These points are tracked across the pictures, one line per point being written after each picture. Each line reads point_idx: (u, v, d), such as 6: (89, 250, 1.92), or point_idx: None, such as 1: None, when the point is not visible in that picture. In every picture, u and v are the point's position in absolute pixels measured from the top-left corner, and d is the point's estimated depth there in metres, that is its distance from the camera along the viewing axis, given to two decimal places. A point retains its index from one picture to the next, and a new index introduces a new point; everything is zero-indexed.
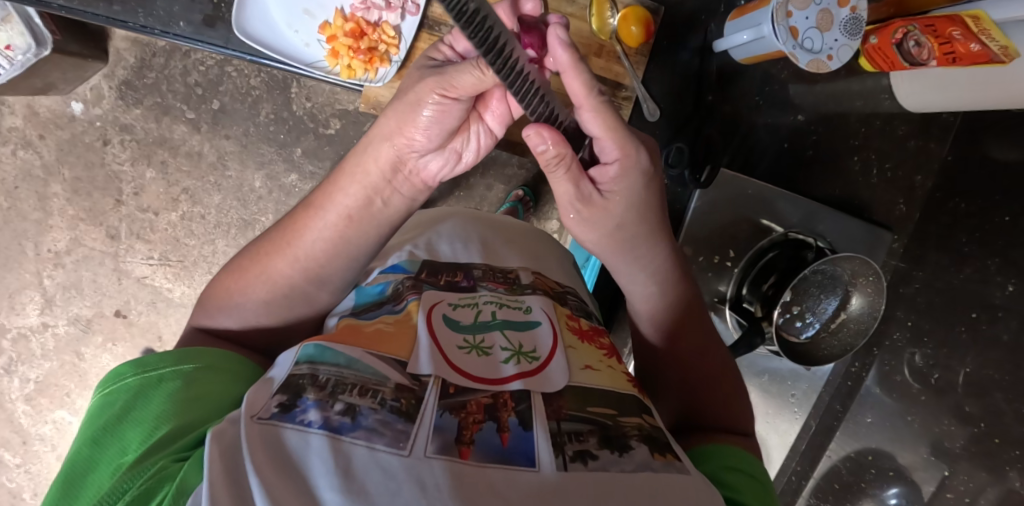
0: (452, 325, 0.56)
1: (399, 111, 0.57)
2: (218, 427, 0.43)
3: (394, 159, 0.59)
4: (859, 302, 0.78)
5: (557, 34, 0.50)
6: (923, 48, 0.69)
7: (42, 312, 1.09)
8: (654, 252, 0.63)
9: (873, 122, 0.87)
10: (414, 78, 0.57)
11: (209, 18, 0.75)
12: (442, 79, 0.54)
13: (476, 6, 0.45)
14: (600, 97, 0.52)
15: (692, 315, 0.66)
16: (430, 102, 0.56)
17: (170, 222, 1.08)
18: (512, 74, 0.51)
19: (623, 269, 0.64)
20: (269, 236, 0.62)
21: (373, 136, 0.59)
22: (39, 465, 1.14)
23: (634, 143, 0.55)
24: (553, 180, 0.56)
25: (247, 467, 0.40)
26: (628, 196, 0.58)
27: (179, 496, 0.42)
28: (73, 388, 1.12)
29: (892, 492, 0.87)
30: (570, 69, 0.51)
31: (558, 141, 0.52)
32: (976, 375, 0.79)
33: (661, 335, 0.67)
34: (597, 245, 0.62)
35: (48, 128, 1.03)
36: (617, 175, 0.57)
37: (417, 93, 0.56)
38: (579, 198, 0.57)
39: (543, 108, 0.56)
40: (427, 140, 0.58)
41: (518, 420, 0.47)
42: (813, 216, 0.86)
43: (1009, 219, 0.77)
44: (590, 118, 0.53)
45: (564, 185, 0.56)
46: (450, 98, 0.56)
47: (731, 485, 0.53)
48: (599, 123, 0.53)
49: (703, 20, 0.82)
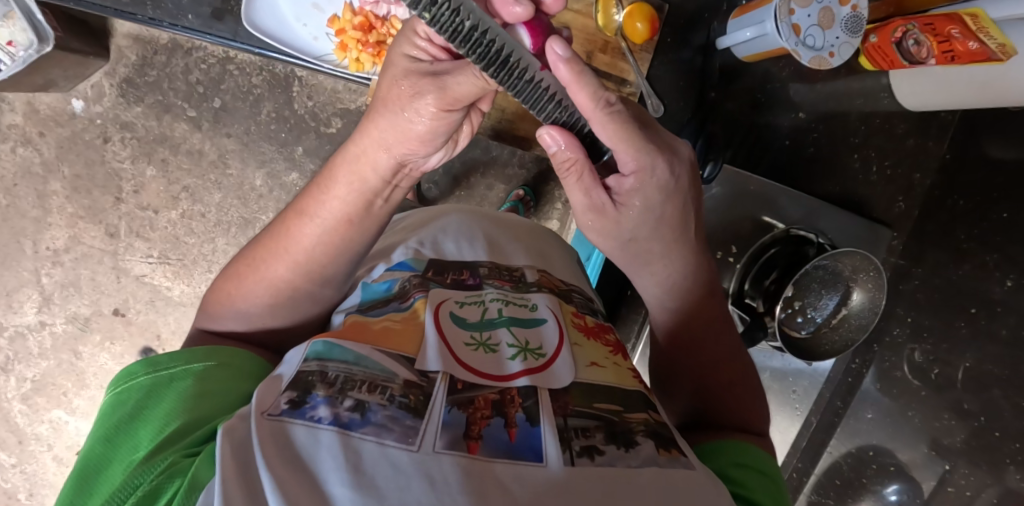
0: (458, 322, 0.56)
1: (393, 123, 0.55)
2: (228, 424, 0.43)
3: (393, 166, 0.57)
4: (859, 298, 0.79)
5: (556, 50, 0.49)
6: (922, 47, 0.70)
7: (39, 310, 1.09)
8: (671, 264, 0.63)
9: (873, 121, 0.88)
10: (402, 88, 0.54)
11: (217, 11, 0.76)
12: (443, 94, 0.52)
13: (473, 23, 0.46)
14: (608, 109, 0.51)
15: (712, 314, 0.66)
16: (429, 113, 0.54)
17: (170, 220, 1.07)
18: (519, 85, 0.51)
19: (640, 277, 0.65)
20: (262, 242, 0.61)
21: (365, 143, 0.56)
22: (34, 466, 1.13)
23: (649, 155, 0.54)
24: (566, 186, 0.57)
25: (258, 463, 0.40)
26: (643, 207, 0.58)
27: (190, 491, 0.42)
28: (70, 387, 1.11)
29: (891, 489, 0.88)
30: (573, 83, 0.50)
31: (570, 144, 0.54)
32: (976, 369, 0.79)
33: (678, 332, 0.66)
34: (613, 252, 0.63)
35: (48, 125, 1.03)
36: (631, 187, 0.56)
37: (408, 103, 0.54)
38: (591, 208, 0.58)
39: (559, 114, 0.56)
40: (428, 147, 0.57)
41: (525, 416, 0.47)
42: (814, 214, 0.87)
43: (1007, 217, 0.78)
44: (600, 130, 0.53)
45: (578, 194, 0.58)
46: (447, 109, 0.54)
47: (740, 482, 0.54)
48: (609, 136, 0.53)
49: (706, 18, 0.83)
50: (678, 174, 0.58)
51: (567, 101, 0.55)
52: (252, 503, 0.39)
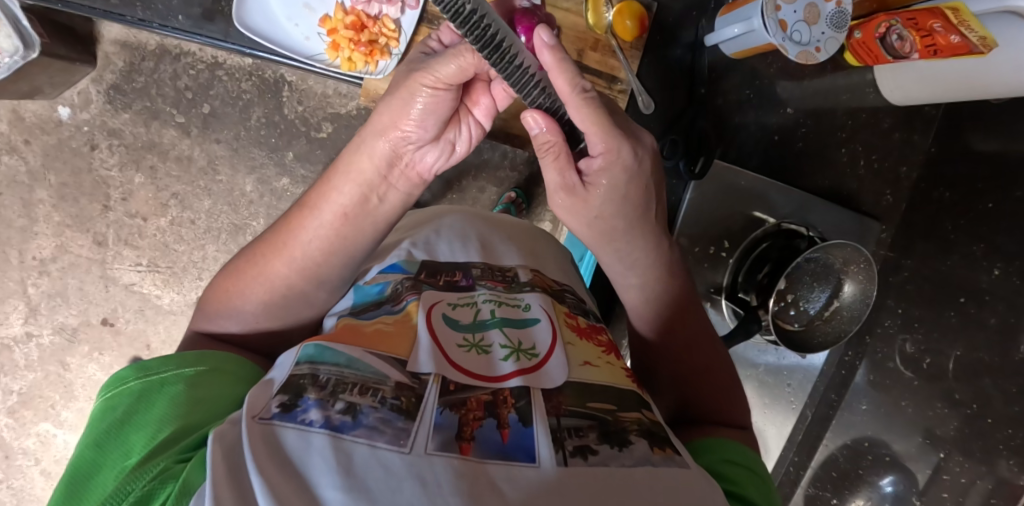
0: (451, 324, 0.55)
1: (391, 104, 0.59)
2: (219, 430, 0.43)
3: (389, 154, 0.60)
4: (851, 289, 0.80)
5: (541, 38, 0.51)
6: (906, 42, 0.72)
7: (26, 322, 1.07)
8: (636, 246, 0.64)
9: (860, 116, 0.90)
10: (404, 73, 0.58)
11: (208, 12, 0.77)
12: (429, 72, 0.56)
13: (473, 6, 0.46)
14: (585, 95, 0.54)
15: (687, 307, 0.68)
16: (421, 95, 0.57)
17: (160, 227, 1.07)
18: (508, 68, 0.52)
19: (609, 260, 0.66)
20: (265, 238, 0.62)
21: (368, 132, 0.60)
22: (22, 480, 1.11)
23: (617, 139, 0.56)
24: (542, 165, 0.60)
25: (248, 467, 0.40)
26: (613, 189, 0.60)
27: (182, 495, 0.41)
28: (58, 400, 1.09)
29: (887, 480, 0.88)
30: (555, 68, 0.52)
31: (551, 129, 0.57)
32: (964, 358, 0.81)
33: (655, 329, 0.67)
34: (583, 234, 0.64)
35: (34, 133, 1.01)
36: (600, 168, 0.58)
37: (408, 87, 0.57)
38: (564, 187, 0.60)
39: (543, 99, 0.57)
40: (422, 132, 0.60)
41: (518, 417, 0.47)
42: (803, 207, 0.88)
43: (992, 207, 0.80)
44: (574, 114, 0.55)
45: (552, 173, 0.60)
46: (440, 88, 0.57)
47: (730, 478, 0.53)
48: (583, 119, 0.55)
49: (694, 16, 0.84)
50: (642, 158, 0.60)
51: (551, 88, 0.57)
52: (243, 502, 0.39)
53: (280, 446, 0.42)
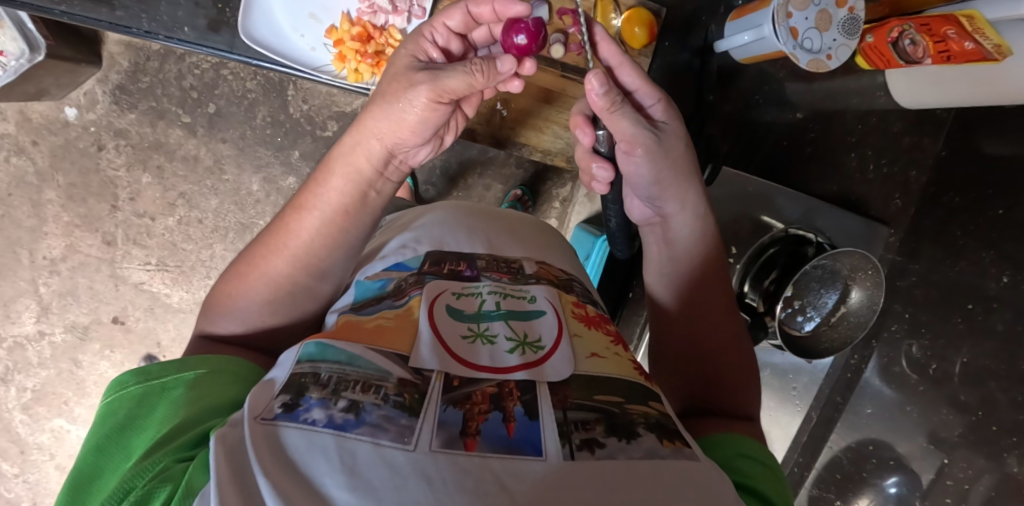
0: (455, 315, 0.55)
1: (388, 113, 0.59)
2: (220, 430, 0.44)
3: (384, 154, 0.61)
4: (858, 295, 0.81)
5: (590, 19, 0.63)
6: (918, 47, 0.71)
7: (38, 320, 1.08)
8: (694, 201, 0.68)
9: (869, 119, 0.89)
10: (401, 82, 0.59)
11: (214, 22, 0.76)
12: (434, 87, 0.58)
13: None
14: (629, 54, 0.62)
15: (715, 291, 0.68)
16: (422, 106, 0.59)
17: (168, 226, 1.07)
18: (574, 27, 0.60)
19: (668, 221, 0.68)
20: (259, 240, 0.62)
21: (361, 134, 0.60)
22: (37, 475, 1.13)
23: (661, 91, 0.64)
24: (617, 118, 0.59)
25: (254, 469, 0.41)
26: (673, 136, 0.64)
27: (185, 497, 0.42)
28: (71, 396, 1.11)
29: (891, 482, 0.89)
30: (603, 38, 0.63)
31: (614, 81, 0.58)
32: (970, 365, 0.81)
33: (682, 306, 0.69)
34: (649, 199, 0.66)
35: (41, 134, 1.01)
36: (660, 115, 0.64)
37: (407, 97, 0.58)
38: (641, 134, 0.61)
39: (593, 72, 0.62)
40: (418, 137, 0.61)
41: (523, 410, 0.47)
42: (812, 213, 0.88)
43: (1002, 213, 0.80)
44: (628, 72, 0.62)
45: (627, 123, 0.60)
46: (442, 102, 0.59)
47: (743, 472, 0.54)
48: (636, 75, 0.62)
49: (703, 21, 0.83)
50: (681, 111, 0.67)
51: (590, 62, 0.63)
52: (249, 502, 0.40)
53: (284, 446, 0.42)
